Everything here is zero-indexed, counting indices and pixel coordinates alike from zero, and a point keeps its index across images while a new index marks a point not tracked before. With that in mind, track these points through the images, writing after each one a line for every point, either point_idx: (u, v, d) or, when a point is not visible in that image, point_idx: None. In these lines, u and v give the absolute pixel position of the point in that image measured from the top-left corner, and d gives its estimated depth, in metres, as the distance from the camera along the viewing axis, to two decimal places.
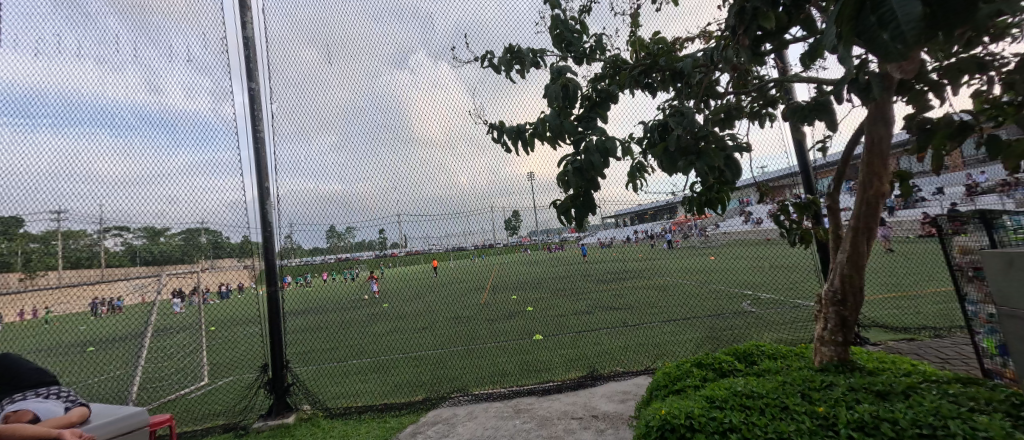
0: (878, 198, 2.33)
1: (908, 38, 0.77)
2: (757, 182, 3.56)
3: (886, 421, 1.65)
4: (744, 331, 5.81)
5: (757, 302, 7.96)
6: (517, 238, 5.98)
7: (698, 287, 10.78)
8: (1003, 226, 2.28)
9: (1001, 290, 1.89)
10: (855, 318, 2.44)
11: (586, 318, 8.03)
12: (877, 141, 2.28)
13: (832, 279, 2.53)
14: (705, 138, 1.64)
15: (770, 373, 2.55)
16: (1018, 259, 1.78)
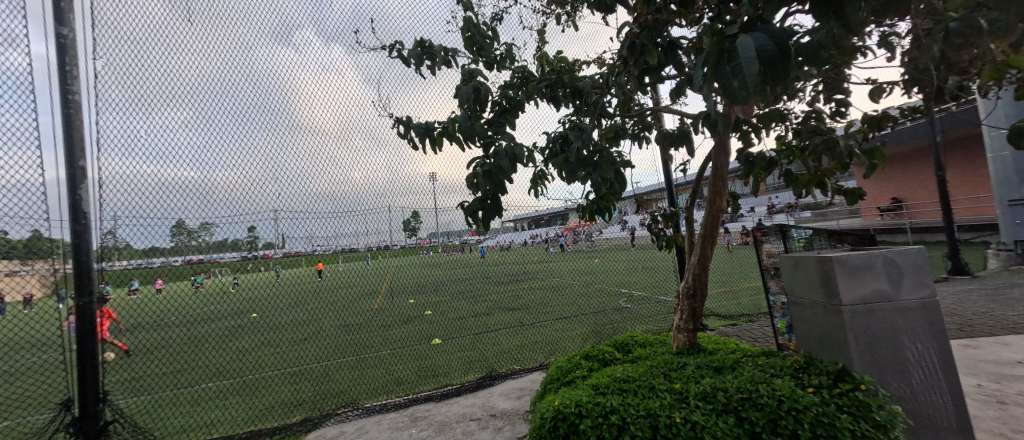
0: (719, 212, 2.84)
1: (746, 88, 0.98)
2: (635, 195, 4.03)
3: (720, 390, 2.03)
4: (621, 325, 6.54)
5: (632, 298, 9.04)
6: (417, 240, 5.82)
7: (586, 286, 11.73)
8: (792, 236, 3.00)
9: (790, 284, 2.56)
10: (702, 310, 2.93)
11: (485, 319, 8.20)
12: (720, 165, 2.79)
13: (686, 277, 2.99)
14: (599, 152, 1.82)
15: (642, 359, 2.92)
16: (798, 261, 2.45)
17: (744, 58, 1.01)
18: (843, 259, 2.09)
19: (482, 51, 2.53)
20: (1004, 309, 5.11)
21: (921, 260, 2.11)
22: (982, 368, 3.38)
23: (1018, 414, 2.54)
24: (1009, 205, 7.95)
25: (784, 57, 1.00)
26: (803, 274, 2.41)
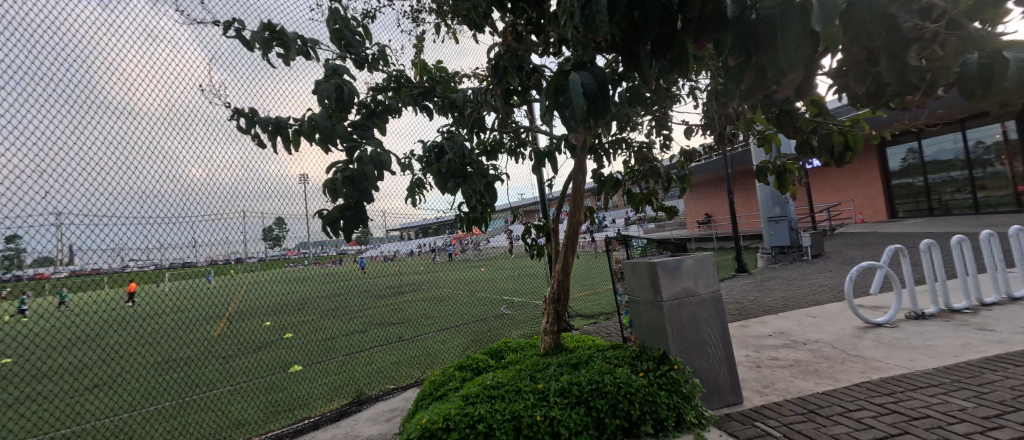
0: (579, 223, 3.20)
1: (575, 117, 1.14)
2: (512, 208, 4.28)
3: (575, 384, 2.36)
4: (499, 331, 6.79)
5: (511, 305, 9.47)
6: (280, 252, 5.06)
7: (468, 295, 11.84)
8: (632, 245, 3.61)
9: (630, 286, 3.01)
10: (565, 312, 3.25)
11: (360, 337, 7.68)
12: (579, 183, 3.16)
13: (552, 283, 3.28)
14: (471, 165, 1.90)
15: (512, 364, 3.09)
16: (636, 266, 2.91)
17: (574, 91, 1.17)
18: (661, 263, 2.56)
19: (351, 47, 2.39)
20: (768, 295, 6.79)
21: (712, 260, 2.72)
22: (749, 341, 4.43)
23: (768, 375, 3.40)
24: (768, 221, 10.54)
25: (604, 95, 1.18)
26: (639, 277, 2.86)
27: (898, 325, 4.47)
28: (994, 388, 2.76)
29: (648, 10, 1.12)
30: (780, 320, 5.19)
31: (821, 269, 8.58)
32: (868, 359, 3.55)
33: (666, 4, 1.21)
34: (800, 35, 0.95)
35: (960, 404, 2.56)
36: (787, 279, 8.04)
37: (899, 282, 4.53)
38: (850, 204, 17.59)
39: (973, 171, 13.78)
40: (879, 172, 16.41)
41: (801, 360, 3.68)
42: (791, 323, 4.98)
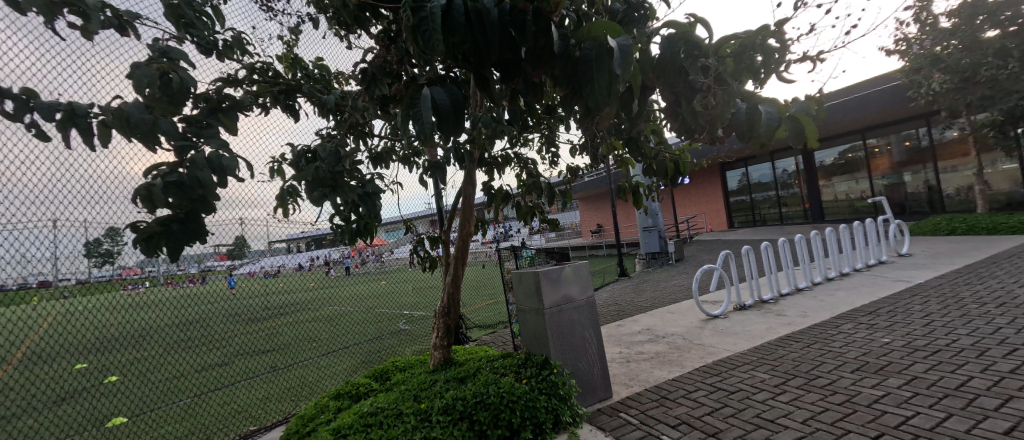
0: (468, 235, 3.27)
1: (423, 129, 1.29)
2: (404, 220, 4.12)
3: (458, 398, 2.51)
4: (393, 350, 6.49)
5: (411, 320, 9.12)
6: (115, 273, 3.34)
7: (363, 313, 11.09)
8: (522, 254, 3.86)
9: (519, 297, 3.19)
10: (456, 325, 3.33)
11: (225, 368, 6.61)
12: (467, 197, 3.23)
13: (443, 299, 3.31)
14: (340, 173, 1.97)
15: (395, 385, 3.07)
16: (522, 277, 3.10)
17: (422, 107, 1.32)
18: (542, 272, 2.84)
19: (192, 29, 2.12)
20: (639, 296, 7.67)
21: (585, 269, 3.15)
22: (621, 339, 4.93)
23: (634, 368, 3.87)
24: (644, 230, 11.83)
25: (456, 113, 1.35)
26: (526, 288, 3.05)
27: (730, 316, 5.48)
28: (783, 361, 3.72)
29: (489, 33, 1.23)
30: (648, 317, 5.88)
31: (682, 272, 10.00)
32: (708, 347, 4.29)
33: (513, 29, 1.32)
34: (610, 78, 1.22)
35: (760, 376, 3.41)
36: (654, 282, 9.18)
37: (728, 280, 5.67)
38: (701, 218, 21.00)
39: (782, 191, 17.64)
40: (721, 191, 19.82)
41: (660, 352, 4.26)
42: (655, 319, 5.70)
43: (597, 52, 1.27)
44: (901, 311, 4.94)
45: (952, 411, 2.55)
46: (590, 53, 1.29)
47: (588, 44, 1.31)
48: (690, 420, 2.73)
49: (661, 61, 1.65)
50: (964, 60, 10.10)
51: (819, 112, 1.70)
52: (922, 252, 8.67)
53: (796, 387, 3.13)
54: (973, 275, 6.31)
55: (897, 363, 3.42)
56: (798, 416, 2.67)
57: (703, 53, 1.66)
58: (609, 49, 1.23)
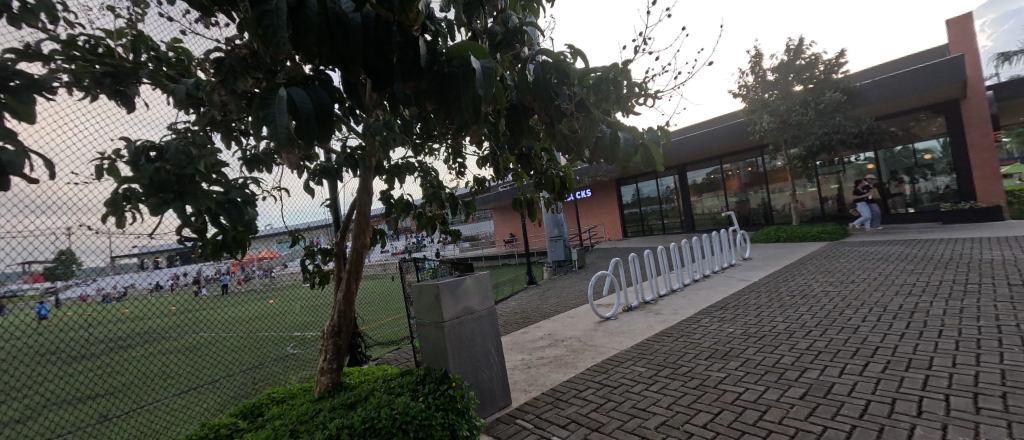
0: (363, 248, 3.09)
1: (277, 137, 1.19)
2: (290, 229, 3.63)
3: (345, 429, 2.34)
4: (278, 378, 5.78)
5: (301, 342, 8.24)
6: None
7: (242, 338, 9.71)
8: (424, 267, 3.78)
9: (418, 310, 3.12)
10: (345, 346, 3.14)
11: (35, 422, 5.16)
12: (362, 206, 3.05)
13: (333, 317, 3.12)
14: (190, 177, 1.69)
15: (270, 421, 2.76)
16: (422, 290, 3.05)
17: (278, 111, 1.22)
18: (441, 285, 2.84)
19: None
20: (543, 303, 8.00)
21: (487, 281, 3.24)
22: (524, 345, 5.06)
23: (534, 373, 4.01)
24: (552, 240, 12.42)
25: (316, 120, 1.30)
26: (426, 301, 3.02)
27: (619, 317, 6.02)
28: (657, 354, 4.26)
29: (352, 38, 1.33)
30: (550, 322, 6.15)
31: (583, 279, 10.71)
32: (600, 347, 4.65)
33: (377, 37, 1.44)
34: (472, 93, 1.46)
35: (636, 370, 3.88)
36: (557, 289, 9.67)
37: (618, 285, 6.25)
38: (600, 228, 22.74)
39: (665, 204, 20.02)
40: (617, 204, 21.77)
41: (558, 356, 4.48)
42: (555, 324, 5.98)
43: (462, 68, 1.51)
44: (743, 304, 6.02)
45: (767, 383, 3.35)
46: (457, 69, 1.52)
47: (459, 61, 1.53)
48: (577, 417, 2.99)
49: (536, 84, 1.99)
50: (782, 106, 12.97)
51: (666, 138, 2.27)
52: (759, 256, 10.63)
53: (664, 376, 3.67)
54: (787, 273, 7.97)
55: (735, 348, 4.26)
56: (664, 402, 3.16)
57: (569, 81, 2.10)
58: (469, 69, 1.47)
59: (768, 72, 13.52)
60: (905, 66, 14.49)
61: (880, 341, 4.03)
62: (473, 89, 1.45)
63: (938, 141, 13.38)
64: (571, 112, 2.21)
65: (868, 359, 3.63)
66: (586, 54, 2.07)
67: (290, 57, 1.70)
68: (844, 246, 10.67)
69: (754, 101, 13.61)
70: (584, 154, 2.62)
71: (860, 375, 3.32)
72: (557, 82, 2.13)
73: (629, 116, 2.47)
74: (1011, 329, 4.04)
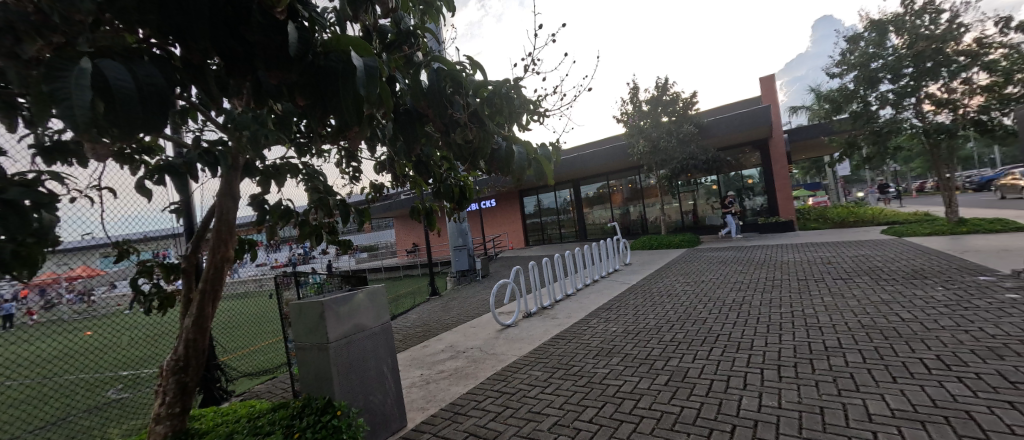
0: (224, 262, 2.68)
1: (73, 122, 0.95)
2: (113, 239, 2.91)
3: None
4: (97, 432, 4.59)
5: (137, 382, 6.69)
6: None
7: (42, 383, 7.49)
8: (307, 282, 3.39)
9: (297, 331, 2.78)
10: (195, 382, 2.67)
11: None
12: (224, 212, 2.63)
13: (178, 348, 2.63)
14: None
15: None
16: (302, 308, 2.73)
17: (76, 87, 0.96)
18: (327, 304, 2.60)
19: None
20: (445, 314, 7.85)
21: (384, 293, 3.07)
22: (423, 360, 4.86)
23: (433, 388, 3.86)
24: (455, 249, 12.30)
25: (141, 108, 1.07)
26: (305, 321, 2.71)
27: (519, 323, 6.18)
28: (551, 358, 4.46)
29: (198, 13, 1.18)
30: (450, 334, 6.03)
31: (484, 288, 10.79)
32: (500, 355, 4.69)
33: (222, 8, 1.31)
34: (353, 91, 1.39)
35: (533, 374, 3.99)
36: (458, 299, 9.56)
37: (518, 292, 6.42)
38: (504, 237, 23.24)
39: (561, 214, 21.35)
40: (518, 214, 22.56)
41: (458, 368, 4.39)
42: (457, 335, 5.88)
43: (343, 64, 1.44)
44: (624, 305, 6.70)
45: (640, 374, 3.75)
46: (337, 66, 1.45)
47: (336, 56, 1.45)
48: (476, 429, 2.95)
49: (430, 90, 1.98)
50: (654, 133, 14.98)
51: (556, 152, 2.39)
52: (638, 261, 11.98)
53: (557, 378, 3.84)
54: (657, 276, 9.12)
55: (617, 345, 4.68)
56: (557, 403, 3.29)
57: (464, 92, 2.11)
58: (351, 66, 1.41)
59: (642, 103, 15.51)
60: (733, 108, 19.24)
61: (720, 329, 4.87)
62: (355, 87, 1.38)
63: (756, 168, 16.63)
64: (465, 123, 2.22)
65: (712, 345, 4.35)
66: (483, 67, 2.08)
67: (123, 27, 1.38)
68: (701, 252, 12.62)
69: (632, 127, 15.51)
70: (482, 166, 2.63)
71: (707, 359, 3.95)
72: (452, 91, 2.14)
73: (525, 128, 2.53)
74: (800, 312, 5.26)
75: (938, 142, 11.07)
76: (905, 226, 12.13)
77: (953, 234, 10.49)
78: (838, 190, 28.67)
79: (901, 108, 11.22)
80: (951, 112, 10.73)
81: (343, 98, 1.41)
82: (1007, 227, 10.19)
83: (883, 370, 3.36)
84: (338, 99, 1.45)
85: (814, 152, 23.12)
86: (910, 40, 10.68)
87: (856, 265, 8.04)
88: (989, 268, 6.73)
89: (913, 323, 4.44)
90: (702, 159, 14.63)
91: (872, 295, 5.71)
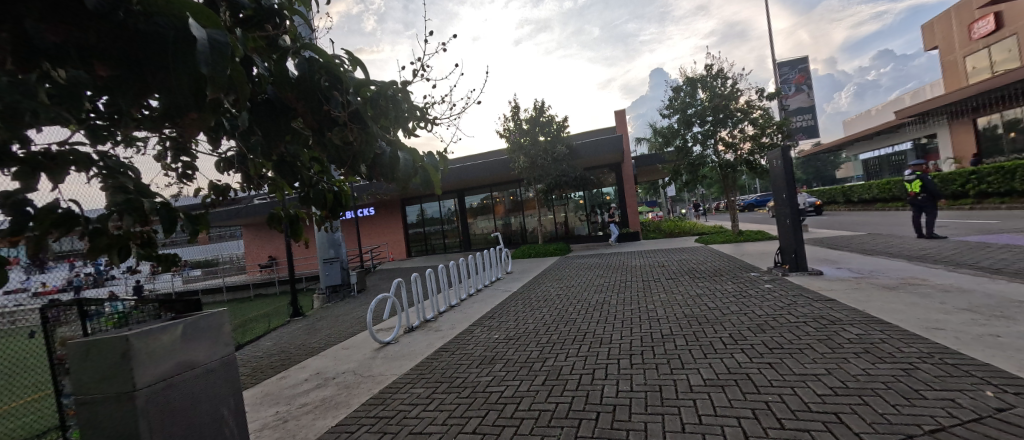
0: None
1: None
2: None
3: None
4: None
5: None
6: None
7: None
8: (99, 314, 2.77)
9: (79, 379, 2.15)
10: None
11: None
12: None
13: None
14: None
15: None
16: (90, 347, 2.12)
17: None
18: (135, 342, 2.10)
19: None
20: (311, 337, 6.98)
21: (215, 320, 2.63)
22: (282, 394, 4.19)
23: (293, 427, 3.34)
24: (324, 262, 11.11)
25: None
26: (94, 362, 2.11)
27: (399, 340, 5.84)
28: (432, 372, 4.29)
29: None
30: (318, 359, 5.38)
31: (358, 304, 9.96)
32: (376, 377, 4.33)
33: None
34: (189, 67, 1.11)
35: (414, 392, 3.77)
36: (326, 319, 8.60)
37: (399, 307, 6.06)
38: (383, 247, 21.95)
39: (444, 225, 21.15)
40: (400, 223, 21.63)
41: (326, 398, 3.90)
42: (326, 360, 5.26)
43: (175, 32, 1.14)
44: (505, 312, 6.89)
45: (520, 377, 3.85)
46: (167, 33, 1.14)
47: (162, 19, 1.16)
48: None
49: (299, 80, 1.72)
50: (531, 151, 16.02)
51: (444, 162, 2.30)
52: (518, 270, 12.51)
53: (441, 392, 3.70)
54: (534, 283, 9.64)
55: (499, 352, 4.75)
56: (440, 418, 3.16)
57: (343, 88, 1.89)
58: (186, 34, 1.12)
59: (522, 122, 16.47)
60: (595, 134, 21.91)
61: (587, 328, 5.35)
62: (192, 62, 1.10)
63: (612, 186, 19.02)
64: (342, 122, 1.98)
65: (581, 343, 4.73)
66: (364, 64, 1.89)
67: None
68: (570, 259, 13.83)
69: (514, 143, 16.32)
70: (361, 170, 2.39)
71: (575, 356, 4.28)
72: (327, 86, 1.89)
73: (410, 136, 2.37)
74: (645, 307, 6.13)
75: (727, 174, 14.25)
76: (712, 235, 15.29)
77: (736, 242, 13.58)
78: (670, 207, 34.74)
79: (706, 145, 14.09)
80: (734, 152, 13.76)
81: (174, 75, 1.11)
82: (766, 236, 13.62)
83: (698, 349, 4.10)
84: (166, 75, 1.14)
85: (651, 176, 27.76)
86: (711, 95, 13.70)
87: (682, 266, 9.78)
88: (756, 265, 8.92)
89: (718, 310, 5.56)
90: (572, 176, 16.22)
91: (692, 290, 7.00)
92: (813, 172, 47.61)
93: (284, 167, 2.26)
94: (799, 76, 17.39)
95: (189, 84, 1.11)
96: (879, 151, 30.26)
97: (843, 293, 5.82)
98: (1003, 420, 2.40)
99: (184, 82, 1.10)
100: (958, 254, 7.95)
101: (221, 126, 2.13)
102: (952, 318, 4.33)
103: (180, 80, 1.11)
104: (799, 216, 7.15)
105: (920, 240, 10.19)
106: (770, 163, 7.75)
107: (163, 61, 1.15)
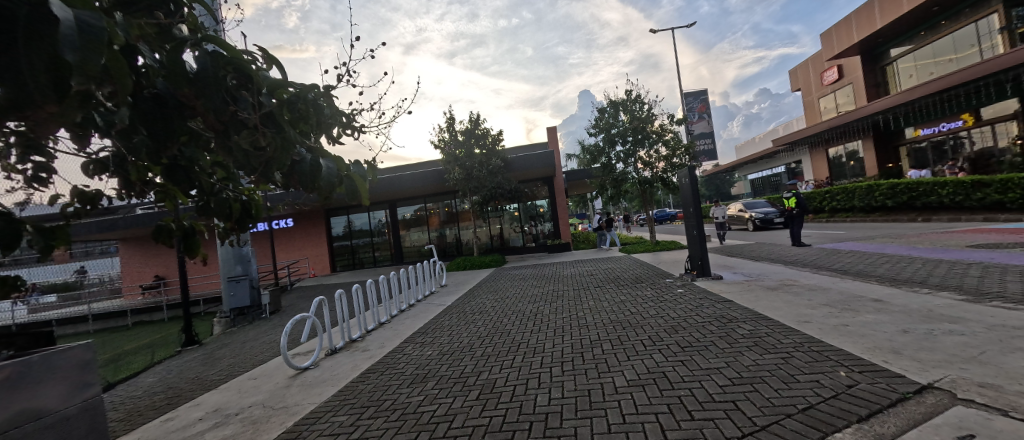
0: None
1: None
2: None
3: None
4: None
5: None
6: None
7: None
8: None
9: None
10: None
11: None
12: None
13: None
14: None
15: None
16: None
17: None
18: None
19: None
20: (211, 368, 6.13)
21: (75, 358, 2.19)
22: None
23: None
24: (227, 281, 9.89)
25: None
26: None
27: (319, 364, 5.37)
28: (358, 396, 4.00)
29: None
30: (217, 394, 4.75)
31: (270, 327, 9.00)
32: (290, 408, 3.92)
33: None
34: (48, 54, 0.92)
35: (337, 421, 3.46)
36: (231, 346, 7.66)
37: (320, 328, 5.56)
38: (303, 263, 20.20)
39: (373, 237, 20.15)
40: (324, 236, 20.19)
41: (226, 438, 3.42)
42: (227, 394, 4.65)
43: (29, 10, 0.94)
44: (438, 327, 6.66)
45: (454, 394, 3.73)
46: (17, 9, 0.92)
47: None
48: None
49: (199, 76, 1.51)
50: (466, 163, 15.98)
51: (373, 172, 2.18)
52: (452, 282, 12.25)
53: (367, 418, 3.44)
54: (469, 296, 9.47)
55: (433, 369, 4.57)
56: None
57: (253, 89, 1.71)
58: (44, 14, 0.93)
59: (457, 133, 16.39)
60: (527, 149, 22.52)
61: (521, 338, 5.36)
62: (55, 47, 0.92)
63: (545, 199, 19.57)
64: (254, 125, 1.81)
65: (515, 354, 4.72)
66: (281, 64, 1.72)
67: None
68: (502, 271, 13.93)
69: (449, 155, 16.13)
70: (275, 178, 2.17)
71: (509, 368, 4.25)
72: (234, 84, 1.71)
73: (334, 144, 2.21)
74: (575, 316, 6.32)
75: (645, 188, 15.43)
76: (632, 245, 16.35)
77: (653, 251, 14.69)
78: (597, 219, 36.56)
79: (627, 163, 15.11)
80: (650, 170, 15.02)
81: (24, 62, 0.92)
82: (677, 246, 14.89)
83: (622, 352, 4.31)
84: (18, 64, 0.94)
85: (578, 190, 29.13)
86: (630, 118, 14.83)
87: (607, 275, 10.30)
88: (670, 273, 9.68)
89: (639, 314, 5.94)
90: (507, 189, 16.45)
91: (616, 297, 7.38)
92: (714, 189, 53.51)
93: (177, 172, 1.96)
94: (701, 105, 19.57)
95: (47, 73, 0.91)
96: (765, 172, 34.85)
97: (737, 295, 6.55)
98: (854, 395, 2.82)
99: (38, 68, 0.92)
100: (821, 258, 9.41)
101: (90, 120, 1.80)
102: (815, 312, 5.06)
103: (33, 67, 0.91)
104: (705, 226, 7.89)
105: (794, 248, 11.86)
106: (679, 181, 8.53)
107: (9, 42, 0.94)
